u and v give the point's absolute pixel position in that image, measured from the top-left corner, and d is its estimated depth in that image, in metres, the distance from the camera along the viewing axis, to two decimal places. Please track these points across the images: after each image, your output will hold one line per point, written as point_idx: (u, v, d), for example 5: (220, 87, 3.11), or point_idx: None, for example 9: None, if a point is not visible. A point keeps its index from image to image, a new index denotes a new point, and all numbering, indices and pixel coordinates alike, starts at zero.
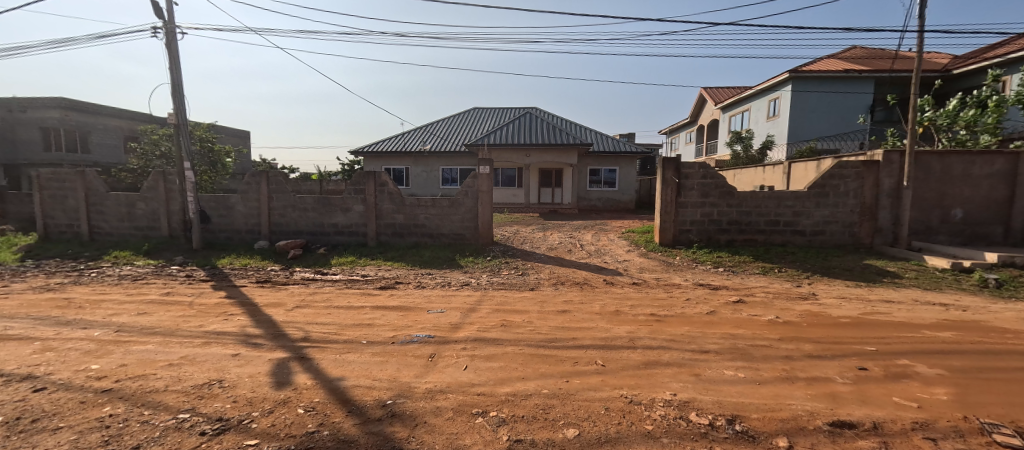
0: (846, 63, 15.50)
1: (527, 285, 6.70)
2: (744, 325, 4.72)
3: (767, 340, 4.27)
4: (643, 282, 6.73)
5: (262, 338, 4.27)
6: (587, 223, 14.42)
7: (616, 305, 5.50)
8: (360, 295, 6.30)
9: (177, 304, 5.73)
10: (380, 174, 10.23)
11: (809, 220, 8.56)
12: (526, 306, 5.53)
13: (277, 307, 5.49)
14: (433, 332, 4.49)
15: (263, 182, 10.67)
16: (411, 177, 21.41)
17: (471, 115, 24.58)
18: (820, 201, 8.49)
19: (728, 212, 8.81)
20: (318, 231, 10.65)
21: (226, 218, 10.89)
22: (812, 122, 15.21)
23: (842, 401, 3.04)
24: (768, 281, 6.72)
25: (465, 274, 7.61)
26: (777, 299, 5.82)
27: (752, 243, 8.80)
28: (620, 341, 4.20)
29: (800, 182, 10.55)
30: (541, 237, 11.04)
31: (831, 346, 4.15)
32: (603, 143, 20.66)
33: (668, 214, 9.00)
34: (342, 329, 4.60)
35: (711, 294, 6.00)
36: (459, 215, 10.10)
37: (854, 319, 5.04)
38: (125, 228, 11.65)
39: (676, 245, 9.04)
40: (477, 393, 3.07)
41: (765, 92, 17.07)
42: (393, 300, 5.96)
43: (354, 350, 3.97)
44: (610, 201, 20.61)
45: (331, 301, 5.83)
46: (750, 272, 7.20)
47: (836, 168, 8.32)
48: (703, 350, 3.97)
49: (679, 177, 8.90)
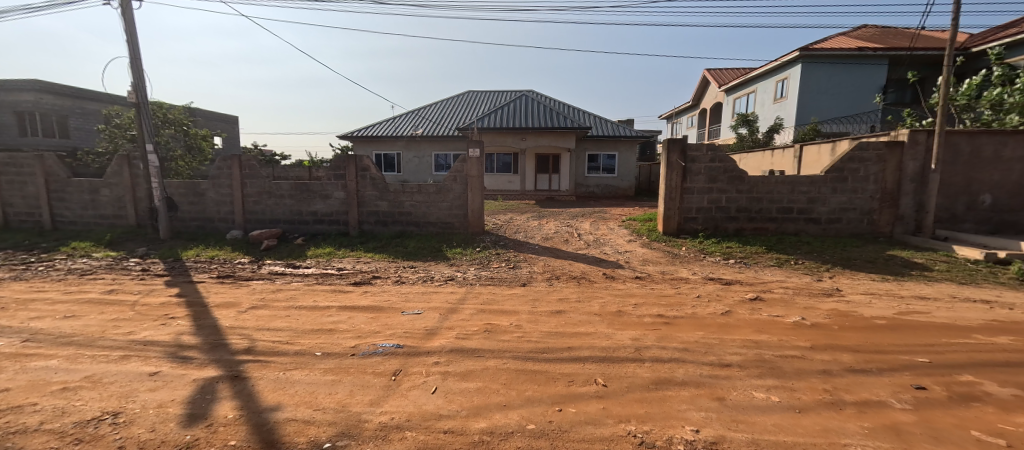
0: (859, 42, 14.74)
1: (518, 280, 6.00)
2: (767, 330, 4.05)
3: (798, 349, 3.58)
4: (646, 276, 6.05)
5: (195, 349, 3.57)
6: (585, 210, 13.70)
7: (617, 304, 4.83)
8: (329, 292, 5.58)
9: (116, 305, 5.02)
10: (362, 158, 9.44)
11: (825, 207, 7.89)
12: (515, 306, 4.85)
13: (229, 308, 4.78)
14: (404, 340, 3.79)
15: (234, 167, 9.87)
16: (402, 163, 20.59)
17: (465, 98, 23.66)
18: (837, 187, 7.80)
19: (737, 198, 8.13)
20: (295, 219, 9.91)
21: (196, 206, 10.14)
22: (822, 103, 14.47)
23: (909, 439, 2.38)
24: (785, 274, 6.04)
25: (451, 267, 6.89)
26: (799, 296, 5.14)
27: (763, 231, 8.14)
28: (624, 351, 3.51)
29: (813, 167, 9.90)
30: (536, 226, 10.34)
31: (875, 356, 3.46)
32: (602, 127, 19.86)
33: (672, 200, 8.30)
34: (295, 337, 3.89)
35: (724, 291, 5.32)
36: (447, 202, 9.36)
37: (891, 320, 4.36)
38: (90, 217, 10.90)
39: (680, 235, 8.37)
40: (443, 431, 2.40)
41: (772, 73, 16.27)
42: (365, 299, 5.24)
43: (303, 365, 3.28)
44: (609, 187, 19.88)
45: (293, 301, 5.12)
46: (764, 264, 6.51)
47: (856, 151, 7.62)
48: (723, 363, 3.29)
49: (685, 161, 8.18)
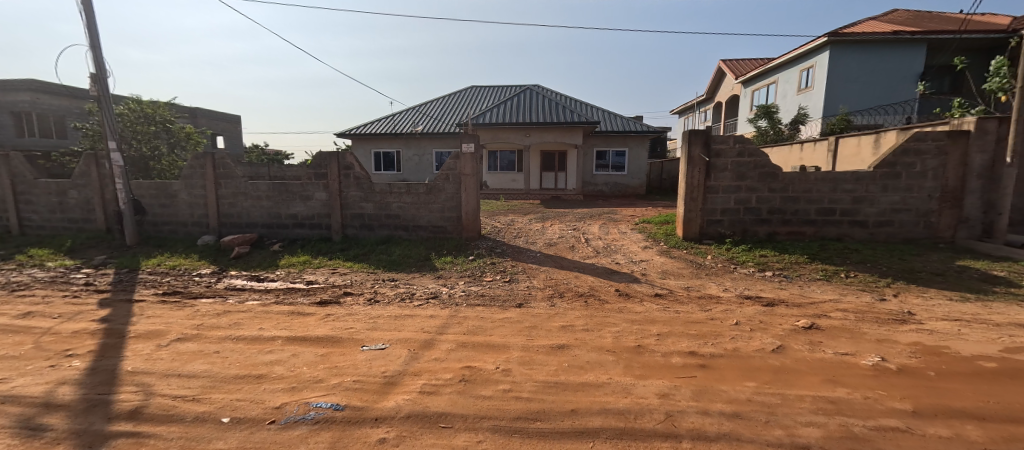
0: (893, 26, 13.47)
1: (514, 299, 4.97)
2: (844, 379, 2.99)
3: (900, 416, 2.52)
4: (668, 294, 4.99)
5: (61, 414, 2.64)
6: (593, 211, 12.64)
7: (634, 336, 3.81)
8: (284, 316, 4.60)
9: (18, 334, 4.11)
10: (345, 154, 8.48)
11: (873, 208, 6.79)
12: (505, 338, 3.84)
13: (150, 340, 3.84)
14: (348, 396, 2.80)
15: (207, 165, 8.97)
16: (401, 162, 19.68)
17: (469, 93, 22.69)
18: (889, 185, 6.70)
19: (769, 198, 7.06)
20: (274, 223, 8.99)
21: (168, 209, 9.28)
22: (851, 93, 13.30)
23: None
24: (838, 292, 4.96)
25: (437, 280, 5.90)
26: (866, 324, 4.06)
27: (800, 236, 7.05)
28: (650, 419, 2.49)
29: (853, 162, 8.78)
30: (539, 229, 9.31)
31: (1017, 430, 2.39)
32: (610, 122, 18.75)
33: (693, 201, 7.26)
34: (207, 388, 2.93)
35: (767, 315, 4.27)
36: (439, 204, 8.37)
37: (1005, 362, 3.27)
38: (59, 221, 10.12)
39: (703, 240, 7.32)
40: None
41: (795, 61, 15.10)
42: (322, 325, 4.25)
43: (194, 445, 2.33)
44: (618, 186, 18.82)
45: (234, 329, 4.15)
46: (809, 278, 5.43)
47: (911, 142, 6.53)
48: (797, 444, 2.25)
49: (708, 155, 7.13)
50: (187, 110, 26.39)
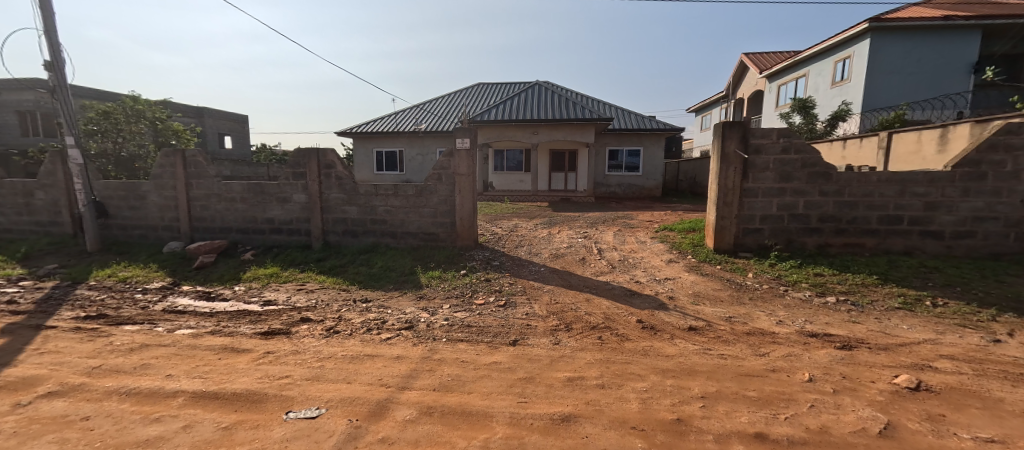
0: (943, 10, 12.10)
1: (508, 333, 3.88)
2: None
3: None
4: (707, 328, 3.87)
5: None
6: (607, 215, 11.48)
7: (670, 400, 2.69)
8: (212, 354, 3.58)
9: None
10: (326, 152, 7.48)
11: (951, 216, 5.58)
12: (489, 398, 2.76)
13: (7, 397, 2.85)
14: None
15: (178, 164, 8.04)
16: (403, 162, 18.74)
17: (476, 90, 21.66)
18: (971, 188, 5.47)
19: (820, 203, 5.89)
20: (250, 228, 8.04)
21: (137, 212, 8.39)
22: (894, 85, 12.01)
23: None
24: (931, 328, 3.78)
25: (418, 303, 4.86)
26: (996, 384, 2.89)
27: (857, 249, 5.87)
28: None
29: (912, 161, 7.53)
30: (545, 237, 8.23)
31: None
32: (625, 119, 17.54)
33: (727, 206, 6.12)
34: None
35: (849, 365, 3.13)
36: (430, 207, 7.33)
37: None
38: (25, 223, 9.31)
39: (738, 252, 6.18)
40: None
41: (828, 52, 13.80)
42: (251, 372, 3.21)
43: None
44: (633, 187, 17.68)
45: (135, 376, 3.15)
46: (885, 306, 4.26)
47: (1001, 136, 5.31)
48: None
49: (747, 152, 5.98)
50: (192, 109, 25.83)
